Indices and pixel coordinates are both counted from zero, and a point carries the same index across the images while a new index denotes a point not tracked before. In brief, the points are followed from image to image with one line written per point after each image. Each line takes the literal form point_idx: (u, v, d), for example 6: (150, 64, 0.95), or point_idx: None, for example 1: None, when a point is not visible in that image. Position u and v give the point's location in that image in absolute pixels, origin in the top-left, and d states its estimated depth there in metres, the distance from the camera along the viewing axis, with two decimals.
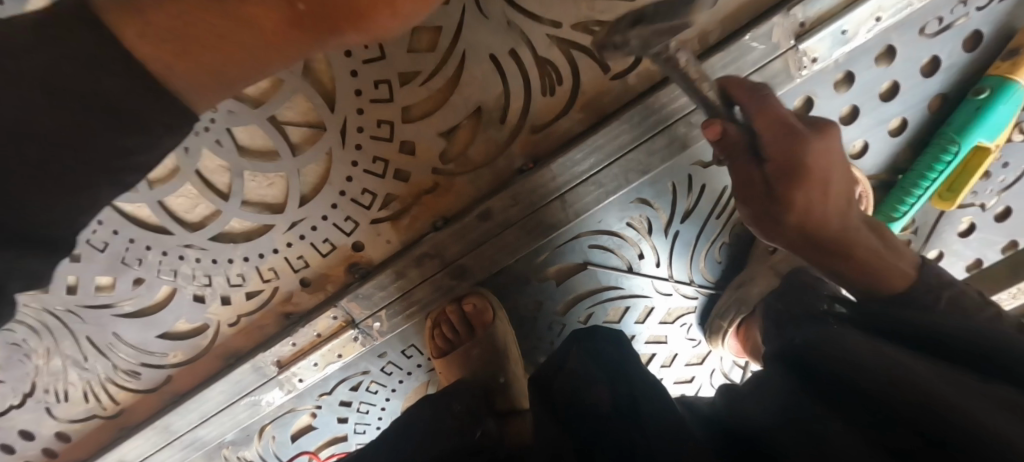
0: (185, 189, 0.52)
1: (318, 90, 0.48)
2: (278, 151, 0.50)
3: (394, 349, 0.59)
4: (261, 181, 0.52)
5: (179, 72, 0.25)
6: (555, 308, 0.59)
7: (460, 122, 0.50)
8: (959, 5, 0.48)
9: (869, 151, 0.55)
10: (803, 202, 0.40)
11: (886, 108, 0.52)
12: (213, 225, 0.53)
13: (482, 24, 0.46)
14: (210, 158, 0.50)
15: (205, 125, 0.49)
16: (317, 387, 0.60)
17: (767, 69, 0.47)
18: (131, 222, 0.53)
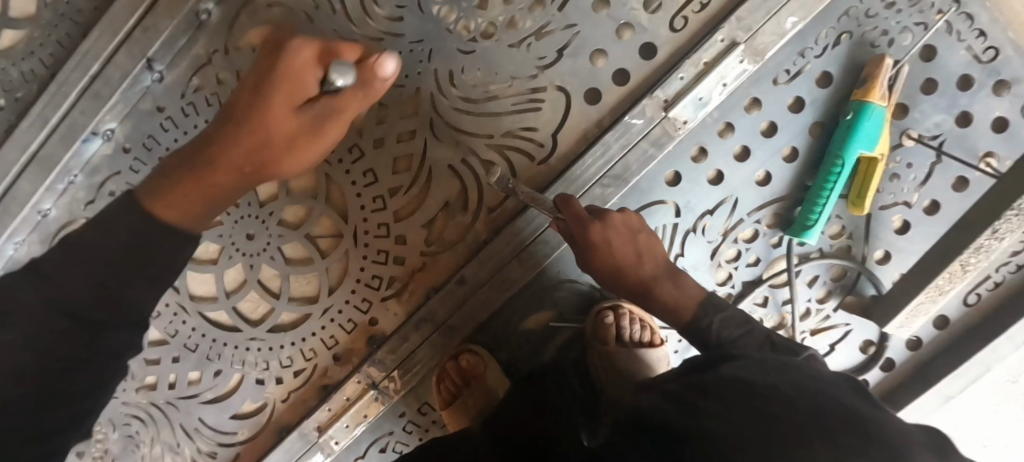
0: (250, 295, 0.71)
1: (335, 210, 0.68)
2: (312, 257, 0.69)
3: (411, 407, 0.71)
4: (302, 280, 0.70)
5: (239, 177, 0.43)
6: (542, 355, 0.70)
7: (435, 215, 0.67)
8: (798, 58, 0.62)
9: (773, 178, 0.65)
10: (608, 246, 0.58)
11: (772, 142, 0.64)
12: (270, 320, 0.71)
13: (439, 145, 0.65)
14: (267, 269, 0.70)
15: (262, 248, 0.69)
16: (351, 449, 0.71)
17: (649, 135, 0.61)
18: (214, 325, 0.72)
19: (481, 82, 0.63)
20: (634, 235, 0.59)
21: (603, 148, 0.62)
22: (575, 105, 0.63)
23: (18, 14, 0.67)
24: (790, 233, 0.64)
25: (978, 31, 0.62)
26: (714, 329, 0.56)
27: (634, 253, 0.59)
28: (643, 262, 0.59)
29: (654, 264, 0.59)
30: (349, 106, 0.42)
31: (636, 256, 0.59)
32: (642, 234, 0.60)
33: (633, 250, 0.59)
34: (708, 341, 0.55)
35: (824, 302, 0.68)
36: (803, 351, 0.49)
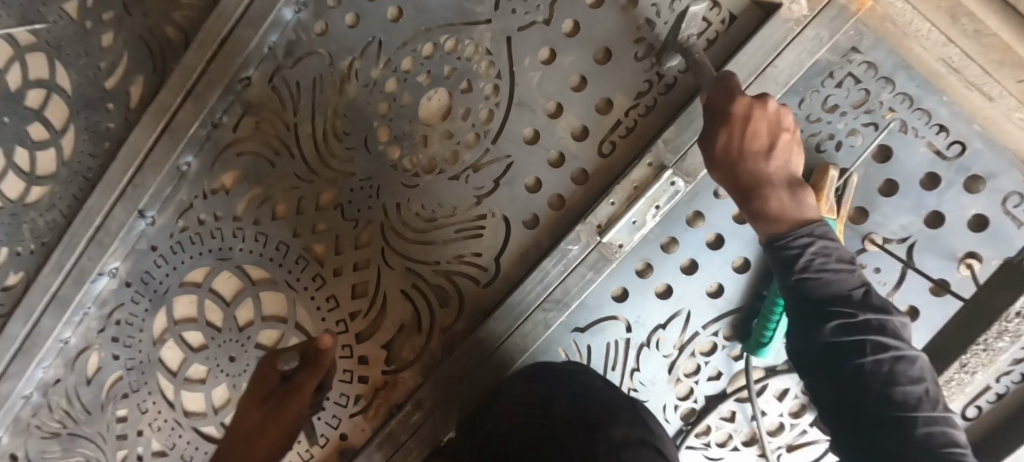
0: (235, 411, 0.76)
1: (304, 334, 0.73)
2: None
3: None
4: None
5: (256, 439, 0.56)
6: None
7: (392, 336, 0.70)
8: None
9: (726, 290, 0.63)
10: (726, 136, 0.49)
11: (721, 253, 0.63)
12: None
13: (391, 271, 0.69)
14: None
15: (243, 369, 0.75)
16: None
17: (587, 259, 0.62)
18: (206, 438, 0.78)
19: (425, 213, 0.67)
20: (795, 143, 0.50)
21: (542, 273, 0.62)
22: (514, 230, 0.65)
23: (43, 174, 0.78)
24: (747, 349, 0.61)
25: (938, 126, 0.58)
26: (808, 284, 0.48)
27: (786, 178, 0.49)
28: (775, 156, 0.49)
29: (790, 170, 0.50)
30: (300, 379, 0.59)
31: (775, 171, 0.49)
32: (785, 134, 0.49)
33: (765, 145, 0.49)
34: (796, 264, 0.48)
35: (798, 416, 0.64)
36: (864, 314, 0.45)
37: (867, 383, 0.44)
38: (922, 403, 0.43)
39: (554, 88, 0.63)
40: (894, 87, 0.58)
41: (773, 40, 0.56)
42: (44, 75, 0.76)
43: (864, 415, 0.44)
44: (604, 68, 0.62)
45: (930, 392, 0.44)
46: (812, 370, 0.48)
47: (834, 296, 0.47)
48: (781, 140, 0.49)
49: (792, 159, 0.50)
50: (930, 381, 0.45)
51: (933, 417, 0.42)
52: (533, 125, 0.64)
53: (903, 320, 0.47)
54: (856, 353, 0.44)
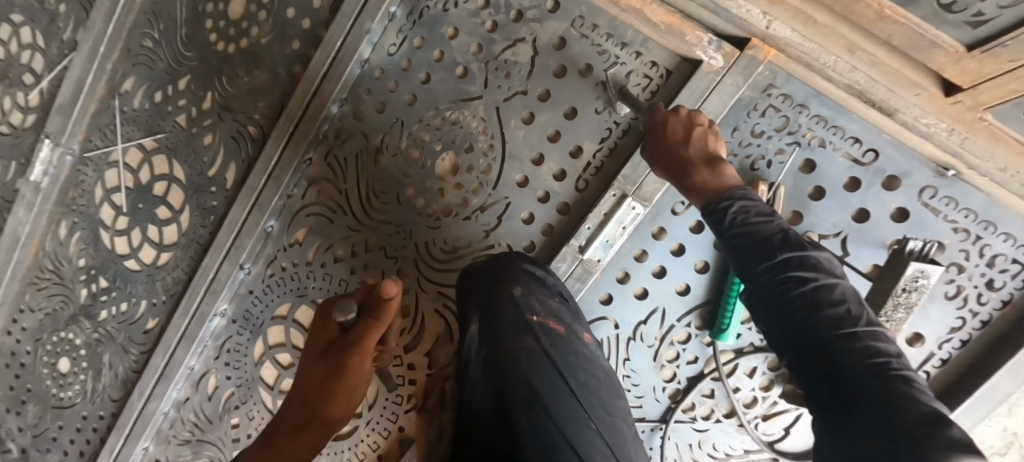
0: None
1: None
2: None
3: None
4: None
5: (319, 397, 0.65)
6: None
7: (432, 345, 0.89)
8: None
9: (692, 288, 0.77)
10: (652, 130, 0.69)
11: (684, 259, 0.77)
12: None
13: (426, 295, 0.88)
14: None
15: None
16: None
17: (574, 273, 0.78)
18: None
19: (448, 247, 0.86)
20: (708, 133, 0.65)
21: None
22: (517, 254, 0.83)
23: (169, 243, 1.06)
24: (712, 336, 0.74)
25: (852, 138, 0.70)
26: (741, 235, 0.59)
27: (701, 158, 0.64)
28: (692, 144, 0.65)
29: (708, 152, 0.65)
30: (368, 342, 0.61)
31: (695, 151, 0.65)
32: (698, 127, 0.66)
33: (682, 138, 0.66)
34: (726, 222, 0.60)
35: (768, 389, 0.76)
36: (786, 253, 0.55)
37: (795, 307, 0.51)
38: (846, 319, 0.49)
39: (536, 141, 0.81)
40: (809, 111, 0.71)
41: (697, 89, 0.72)
42: (166, 171, 1.05)
43: (810, 341, 0.49)
44: (572, 123, 0.79)
45: (853, 310, 0.50)
46: (763, 307, 0.55)
47: (760, 242, 0.57)
48: (694, 135, 0.65)
49: (709, 144, 0.65)
50: (855, 303, 0.51)
51: (855, 332, 0.48)
52: (523, 172, 0.82)
53: (828, 256, 0.55)
54: (792, 284, 0.52)
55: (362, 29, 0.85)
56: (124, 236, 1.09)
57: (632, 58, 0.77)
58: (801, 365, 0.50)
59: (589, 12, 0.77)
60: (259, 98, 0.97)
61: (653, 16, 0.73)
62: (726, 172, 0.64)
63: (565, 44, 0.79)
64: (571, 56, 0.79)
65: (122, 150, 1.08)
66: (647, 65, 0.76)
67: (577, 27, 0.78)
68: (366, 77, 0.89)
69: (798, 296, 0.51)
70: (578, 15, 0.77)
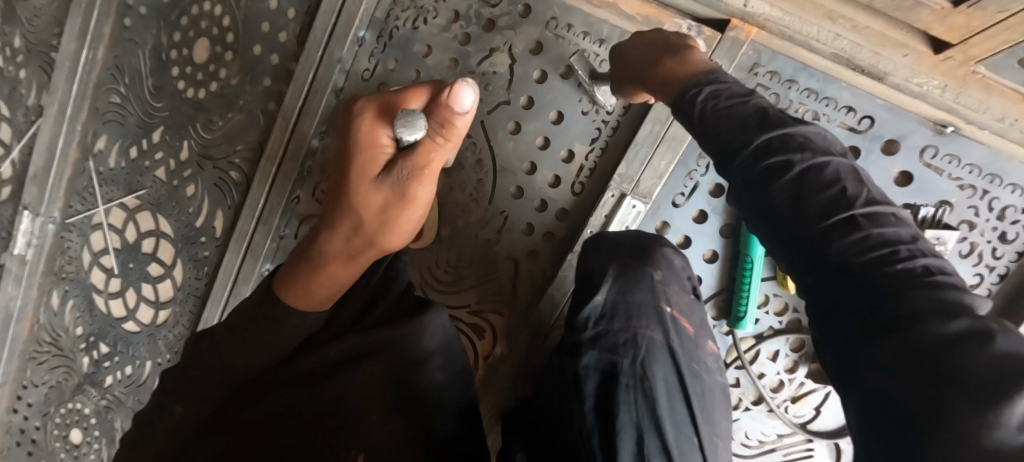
0: None
1: None
2: None
3: None
4: None
5: (341, 273, 0.65)
6: None
7: None
8: (687, 181, 0.73)
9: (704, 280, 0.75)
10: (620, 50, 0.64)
11: (691, 251, 0.75)
12: None
13: None
14: None
15: None
16: None
17: None
18: None
19: (452, 268, 0.84)
20: (670, 35, 0.58)
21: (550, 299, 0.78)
22: (523, 267, 0.81)
23: (165, 299, 1.03)
24: (730, 325, 0.74)
25: (847, 107, 0.68)
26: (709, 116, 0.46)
27: (666, 52, 0.56)
28: (656, 48, 0.58)
29: (669, 46, 0.56)
30: (434, 148, 0.60)
31: (659, 49, 0.57)
32: (657, 38, 0.60)
33: (643, 49, 0.60)
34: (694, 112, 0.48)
35: (793, 371, 0.75)
36: (764, 135, 0.41)
37: (776, 203, 0.38)
38: (840, 203, 0.36)
39: (526, 150, 0.79)
40: (799, 85, 0.69)
41: None
42: (153, 227, 1.02)
43: (803, 259, 0.36)
44: (559, 127, 0.78)
45: (850, 189, 0.37)
46: (759, 218, 0.40)
47: (731, 128, 0.44)
48: (655, 42, 0.59)
49: (671, 40, 0.57)
50: (852, 181, 0.38)
51: (853, 216, 0.36)
52: (516, 183, 0.80)
53: (818, 130, 0.42)
54: (778, 172, 0.39)
55: (334, 59, 0.84)
56: (119, 298, 1.07)
57: (612, 54, 0.75)
58: (820, 291, 0.35)
59: (562, 13, 0.76)
60: (236, 141, 0.94)
61: (627, 11, 0.72)
62: (695, 55, 0.55)
63: (542, 48, 0.77)
64: (549, 59, 0.77)
65: (104, 212, 1.06)
66: None
67: (553, 29, 0.77)
68: (343, 106, 0.87)
69: (777, 193, 0.38)
70: (552, 17, 0.76)
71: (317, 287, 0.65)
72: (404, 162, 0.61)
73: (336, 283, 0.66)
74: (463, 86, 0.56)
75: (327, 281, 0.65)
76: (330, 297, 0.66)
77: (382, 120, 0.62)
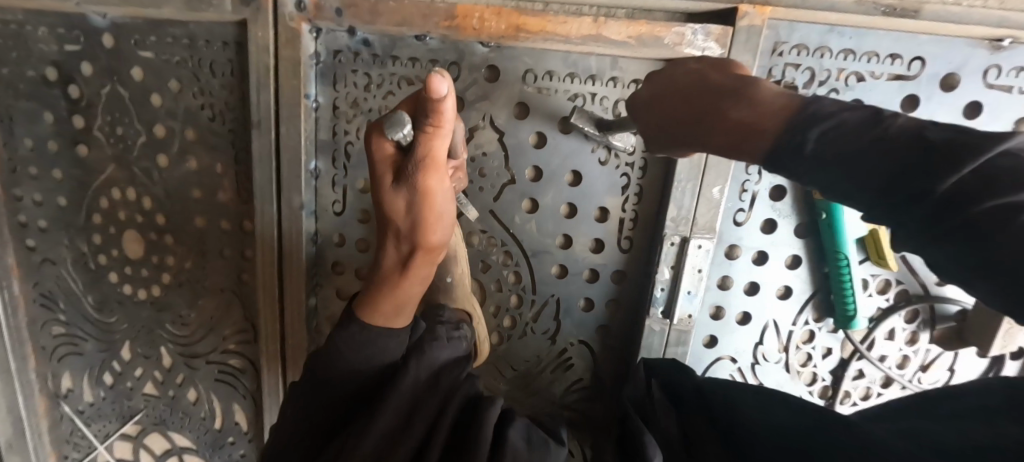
0: None
1: None
2: None
3: None
4: None
5: (402, 290, 0.54)
6: None
7: None
8: (742, 195, 0.64)
9: (794, 287, 0.68)
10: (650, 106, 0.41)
11: (771, 264, 0.67)
12: None
13: None
14: None
15: None
16: None
17: (671, 339, 0.68)
18: None
19: (520, 372, 0.75)
20: (702, 69, 0.38)
21: None
22: (597, 344, 0.73)
23: None
24: (839, 326, 0.67)
25: (890, 56, 0.59)
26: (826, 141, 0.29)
27: (706, 99, 0.35)
28: (693, 88, 0.37)
29: (721, 87, 0.35)
30: (437, 145, 0.49)
31: (691, 98, 0.37)
32: (698, 67, 0.39)
33: (675, 87, 0.39)
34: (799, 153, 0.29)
35: (916, 343, 0.68)
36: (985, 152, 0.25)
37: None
38: None
39: (553, 224, 0.69)
40: (832, 50, 0.60)
41: None
42: (169, 446, 0.89)
43: None
44: (580, 187, 0.67)
45: None
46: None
47: (882, 160, 0.27)
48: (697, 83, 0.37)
49: (724, 78, 0.36)
50: None
51: None
52: (555, 260, 0.71)
53: None
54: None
55: (294, 206, 0.70)
56: None
57: (611, 87, 0.64)
58: None
59: (535, 62, 0.64)
60: (220, 326, 0.80)
61: (614, 35, 0.59)
62: (762, 98, 0.32)
63: (528, 108, 0.66)
64: (541, 118, 0.66)
65: (106, 449, 0.91)
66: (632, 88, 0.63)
67: (532, 82, 0.65)
68: (326, 248, 0.74)
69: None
70: (527, 69, 0.64)
71: (383, 317, 0.54)
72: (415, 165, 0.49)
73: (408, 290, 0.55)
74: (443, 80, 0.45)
75: (383, 313, 0.54)
76: (400, 312, 0.55)
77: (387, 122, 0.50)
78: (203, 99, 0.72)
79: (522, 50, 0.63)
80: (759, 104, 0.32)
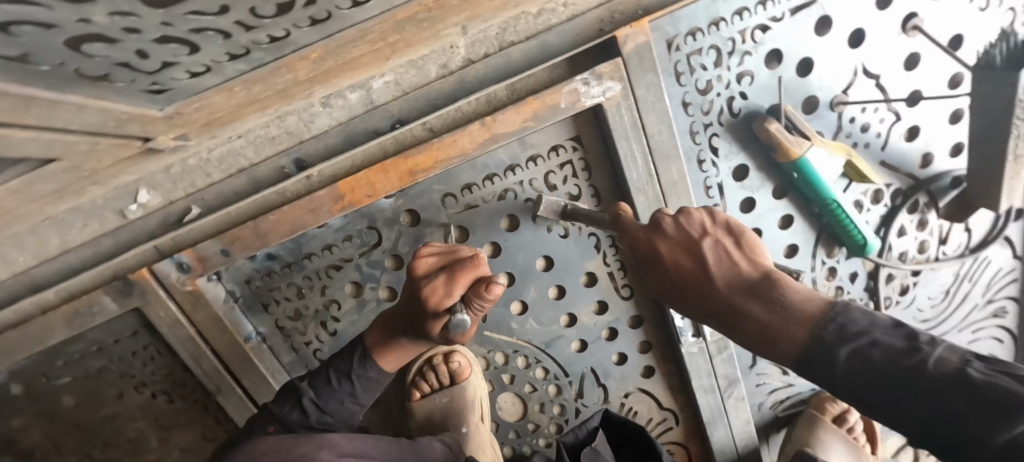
0: None
1: None
2: None
3: None
4: None
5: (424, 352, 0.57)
6: None
7: None
8: (711, 195, 0.60)
9: (798, 241, 0.66)
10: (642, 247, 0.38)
11: (767, 235, 0.64)
12: None
13: None
14: None
15: None
16: None
17: (712, 350, 0.68)
18: None
19: None
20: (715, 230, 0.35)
21: (701, 387, 0.70)
22: (647, 382, 0.72)
23: None
24: (854, 254, 0.65)
25: None
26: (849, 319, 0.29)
27: (737, 293, 0.32)
28: (715, 277, 0.33)
29: (746, 281, 0.32)
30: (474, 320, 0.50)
31: (719, 287, 0.32)
32: (707, 240, 0.34)
33: (693, 266, 0.34)
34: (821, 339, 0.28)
35: (927, 226, 0.67)
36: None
37: None
38: None
39: (550, 311, 0.66)
40: (727, 18, 0.54)
41: (625, 129, 0.54)
42: None
43: None
44: (557, 267, 0.63)
45: None
46: None
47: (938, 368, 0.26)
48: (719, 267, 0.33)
49: (742, 263, 0.33)
50: None
51: None
52: (569, 339, 0.68)
53: None
54: None
55: None
56: None
57: (536, 167, 0.58)
58: None
59: (446, 184, 0.58)
60: None
61: (509, 128, 0.53)
62: (794, 299, 0.30)
63: (467, 228, 0.60)
64: (484, 230, 0.60)
65: None
66: (557, 157, 0.58)
67: (455, 203, 0.59)
68: None
69: None
70: (447, 193, 0.58)
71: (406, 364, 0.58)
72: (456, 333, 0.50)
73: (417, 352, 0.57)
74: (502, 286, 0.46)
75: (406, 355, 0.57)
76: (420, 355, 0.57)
77: (443, 290, 0.47)
78: (150, 388, 0.66)
79: (426, 182, 0.57)
80: (798, 312, 0.30)
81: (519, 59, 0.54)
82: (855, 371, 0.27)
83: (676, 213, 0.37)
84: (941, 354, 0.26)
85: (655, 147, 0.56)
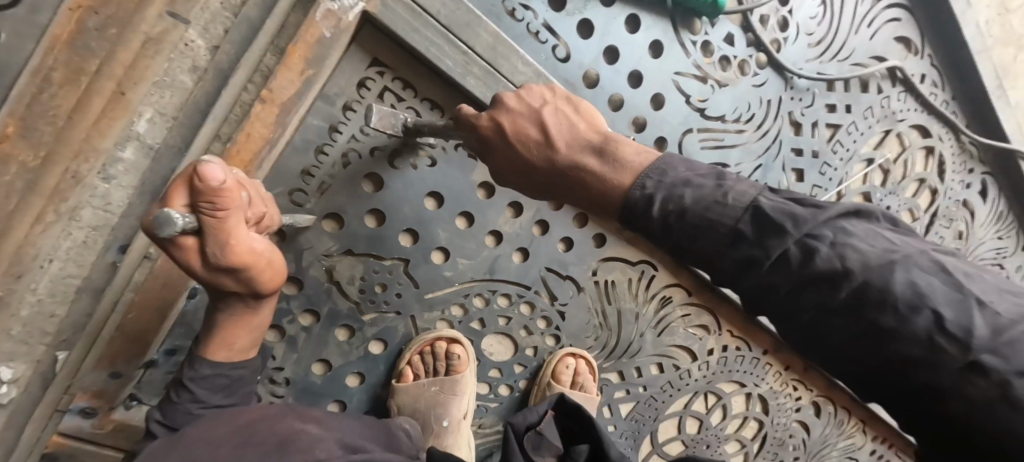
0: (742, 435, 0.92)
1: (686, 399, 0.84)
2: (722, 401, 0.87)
3: None
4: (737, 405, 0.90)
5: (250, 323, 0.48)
6: None
7: (691, 328, 0.79)
8: (543, 39, 0.56)
9: (657, 36, 0.61)
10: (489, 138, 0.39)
11: (623, 46, 0.60)
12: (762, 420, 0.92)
13: (642, 344, 0.76)
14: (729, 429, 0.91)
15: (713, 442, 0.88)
16: None
17: None
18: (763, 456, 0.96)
19: (592, 330, 0.71)
20: (552, 105, 0.38)
21: None
22: (606, 250, 0.68)
23: None
24: (714, 15, 0.60)
25: None
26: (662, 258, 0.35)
27: (567, 158, 0.35)
28: (557, 138, 0.36)
29: (584, 137, 0.36)
30: (230, 224, 0.38)
31: (560, 147, 0.35)
32: (547, 109, 0.38)
33: (536, 129, 0.37)
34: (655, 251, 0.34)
35: None
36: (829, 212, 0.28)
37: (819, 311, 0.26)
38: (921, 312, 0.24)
39: (471, 241, 0.61)
40: None
41: (408, 22, 0.48)
42: None
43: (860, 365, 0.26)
44: (449, 196, 0.58)
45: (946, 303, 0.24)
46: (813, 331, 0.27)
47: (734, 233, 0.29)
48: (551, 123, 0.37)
49: (583, 130, 0.37)
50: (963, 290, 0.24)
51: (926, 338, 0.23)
52: (508, 255, 0.63)
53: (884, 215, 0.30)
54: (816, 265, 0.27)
55: None
56: None
57: (357, 113, 0.52)
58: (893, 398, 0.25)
59: (282, 181, 0.52)
60: None
61: (291, 90, 0.47)
62: (618, 151, 0.34)
63: (336, 211, 0.55)
64: (352, 204, 0.55)
65: None
66: (371, 91, 0.52)
67: (306, 196, 0.53)
68: None
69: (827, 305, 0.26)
70: (293, 190, 0.52)
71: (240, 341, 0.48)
72: (215, 247, 0.38)
73: (250, 326, 0.48)
74: (210, 166, 0.35)
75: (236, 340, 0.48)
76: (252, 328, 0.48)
77: (161, 210, 0.36)
78: None
79: None
80: (627, 165, 0.33)
81: (259, 13, 0.47)
82: (667, 220, 0.30)
83: (517, 90, 0.40)
84: (738, 188, 0.29)
85: (450, 20, 0.50)
